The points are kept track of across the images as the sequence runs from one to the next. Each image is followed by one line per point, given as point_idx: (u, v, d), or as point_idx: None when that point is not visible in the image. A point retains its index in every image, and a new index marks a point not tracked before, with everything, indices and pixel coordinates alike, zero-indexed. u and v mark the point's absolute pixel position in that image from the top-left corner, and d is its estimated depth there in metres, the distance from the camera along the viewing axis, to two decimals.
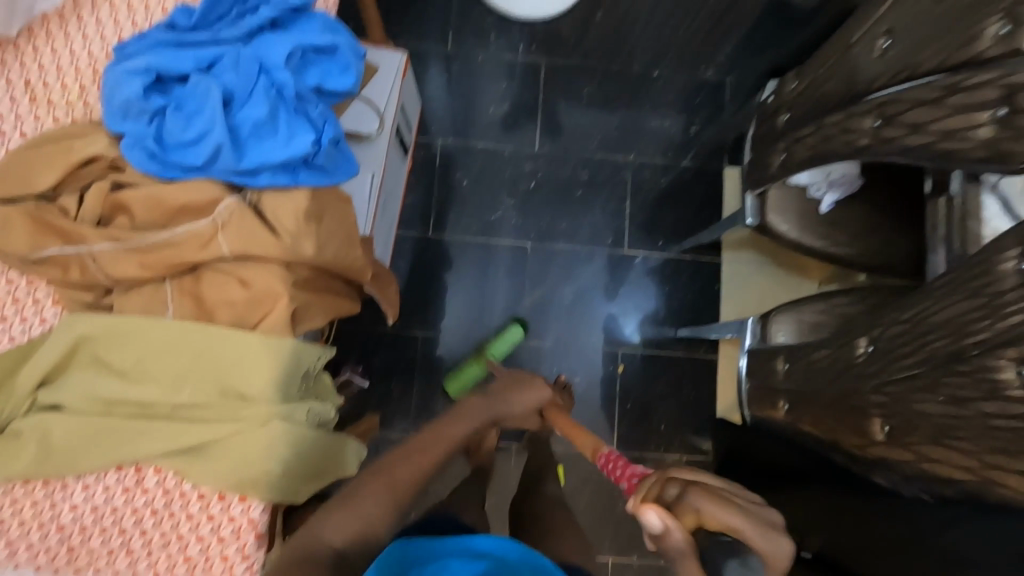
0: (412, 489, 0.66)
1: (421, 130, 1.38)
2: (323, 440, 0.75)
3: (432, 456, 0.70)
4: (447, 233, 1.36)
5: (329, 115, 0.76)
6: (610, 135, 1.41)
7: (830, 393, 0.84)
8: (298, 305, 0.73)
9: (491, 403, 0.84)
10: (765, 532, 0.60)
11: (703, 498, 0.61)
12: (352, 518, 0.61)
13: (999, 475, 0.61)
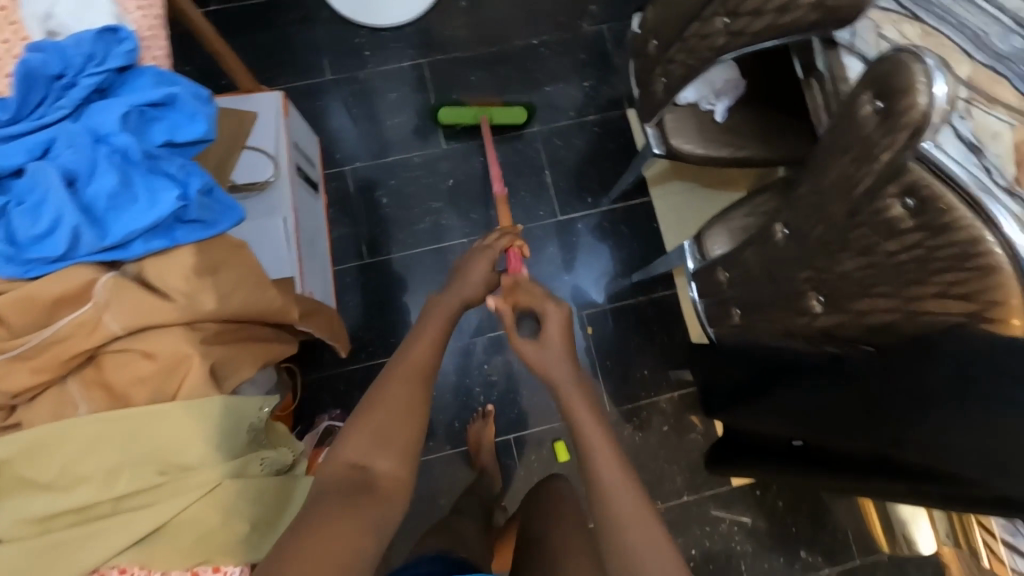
0: (420, 392, 0.72)
1: (328, 163, 1.46)
2: (287, 487, 0.75)
3: (420, 362, 0.75)
4: (384, 253, 1.43)
5: (188, 167, 0.76)
6: (513, 112, 1.50)
7: (771, 287, 0.76)
8: (216, 360, 0.73)
9: (454, 296, 0.89)
10: (547, 300, 0.83)
11: (531, 293, 0.85)
12: (364, 435, 0.68)
13: (922, 304, 0.55)
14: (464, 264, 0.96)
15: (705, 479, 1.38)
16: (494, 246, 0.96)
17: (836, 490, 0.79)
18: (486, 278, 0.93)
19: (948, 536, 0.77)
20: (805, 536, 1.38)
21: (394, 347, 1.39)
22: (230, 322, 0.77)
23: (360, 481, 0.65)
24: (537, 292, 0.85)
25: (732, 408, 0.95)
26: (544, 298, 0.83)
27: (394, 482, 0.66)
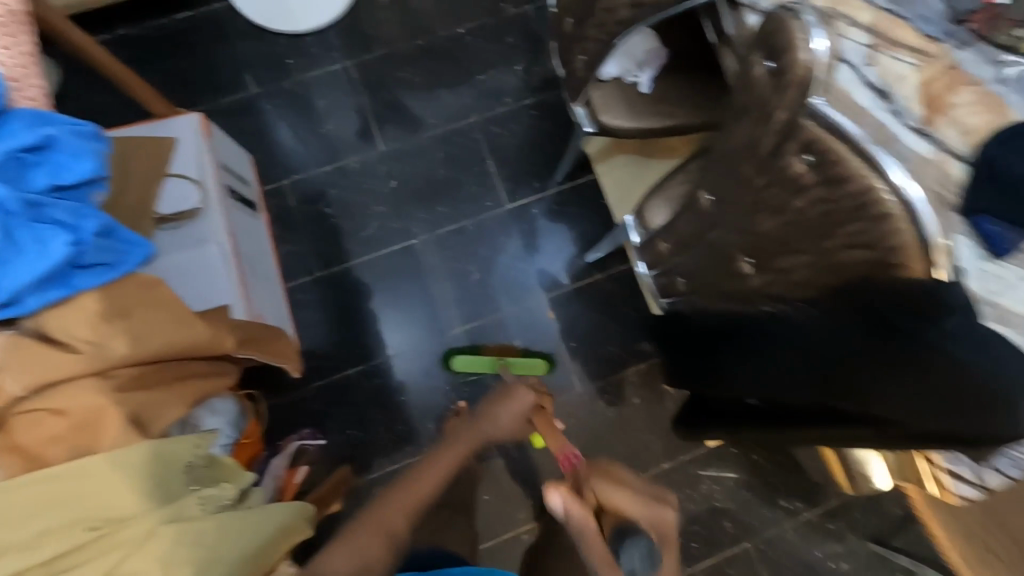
0: (401, 532, 0.80)
1: (265, 179, 1.42)
2: (239, 520, 0.69)
3: (427, 490, 0.85)
4: (335, 264, 1.40)
5: (81, 210, 0.69)
6: (448, 105, 1.48)
7: (709, 253, 0.78)
8: (136, 407, 0.69)
9: (480, 429, 0.95)
10: (648, 503, 0.73)
11: (621, 493, 0.74)
12: (343, 563, 0.73)
13: (845, 254, 0.56)
14: (497, 397, 1.00)
15: (682, 444, 1.41)
16: (532, 392, 0.98)
17: (791, 441, 0.81)
18: (517, 420, 0.97)
19: (897, 473, 0.80)
20: (784, 484, 1.42)
21: (358, 358, 1.37)
22: (150, 363, 0.72)
23: None
24: (622, 488, 0.75)
25: (687, 379, 0.96)
26: (644, 503, 0.73)
27: None
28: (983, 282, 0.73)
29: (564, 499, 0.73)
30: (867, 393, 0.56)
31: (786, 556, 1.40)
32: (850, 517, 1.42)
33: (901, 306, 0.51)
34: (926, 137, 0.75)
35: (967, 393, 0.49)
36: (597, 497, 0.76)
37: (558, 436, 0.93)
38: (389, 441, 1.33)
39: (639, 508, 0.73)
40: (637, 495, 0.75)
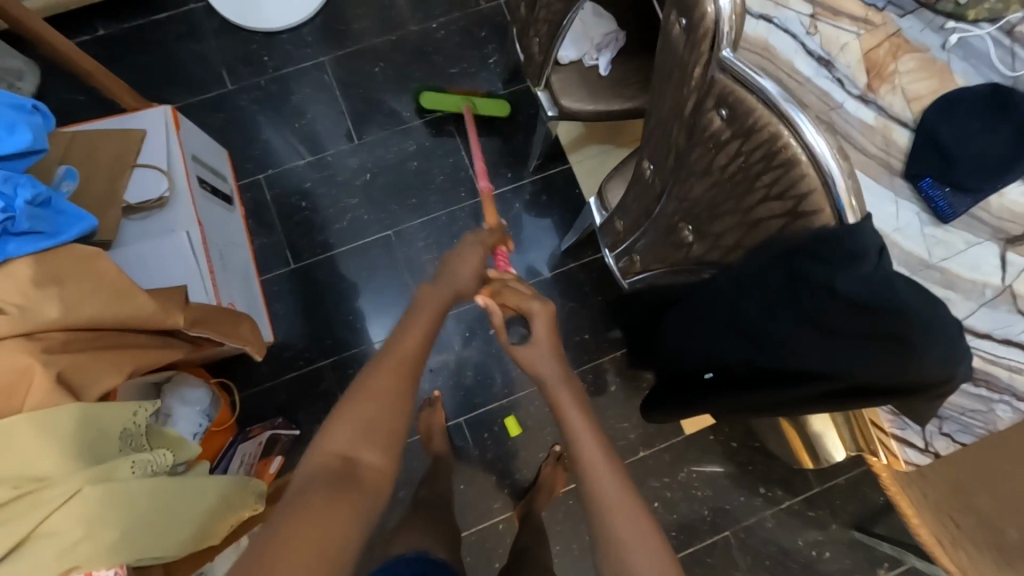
0: (411, 385, 0.67)
1: (240, 174, 1.44)
2: (166, 487, 0.69)
3: (415, 345, 0.70)
4: (309, 256, 1.42)
5: (16, 178, 0.70)
6: (420, 98, 1.49)
7: (658, 222, 0.78)
8: (64, 367, 0.67)
9: (444, 285, 0.79)
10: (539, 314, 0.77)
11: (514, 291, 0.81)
12: (351, 425, 0.63)
13: (763, 212, 0.54)
14: (450, 255, 0.85)
15: (658, 431, 1.40)
16: (479, 243, 0.86)
17: (752, 411, 0.81)
18: (476, 272, 0.83)
19: (852, 446, 0.80)
20: (763, 471, 1.40)
21: (332, 349, 1.38)
22: (88, 332, 0.72)
23: (346, 472, 0.60)
24: (527, 295, 0.79)
25: (648, 354, 0.96)
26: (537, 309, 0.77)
27: (379, 475, 0.62)
28: (930, 247, 0.73)
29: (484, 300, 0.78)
30: (789, 350, 0.56)
31: (766, 546, 1.38)
32: (831, 505, 1.40)
33: (805, 256, 0.49)
34: (868, 104, 0.75)
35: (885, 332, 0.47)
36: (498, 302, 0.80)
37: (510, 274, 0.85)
38: None
39: (538, 307, 0.77)
40: (562, 355, 0.75)
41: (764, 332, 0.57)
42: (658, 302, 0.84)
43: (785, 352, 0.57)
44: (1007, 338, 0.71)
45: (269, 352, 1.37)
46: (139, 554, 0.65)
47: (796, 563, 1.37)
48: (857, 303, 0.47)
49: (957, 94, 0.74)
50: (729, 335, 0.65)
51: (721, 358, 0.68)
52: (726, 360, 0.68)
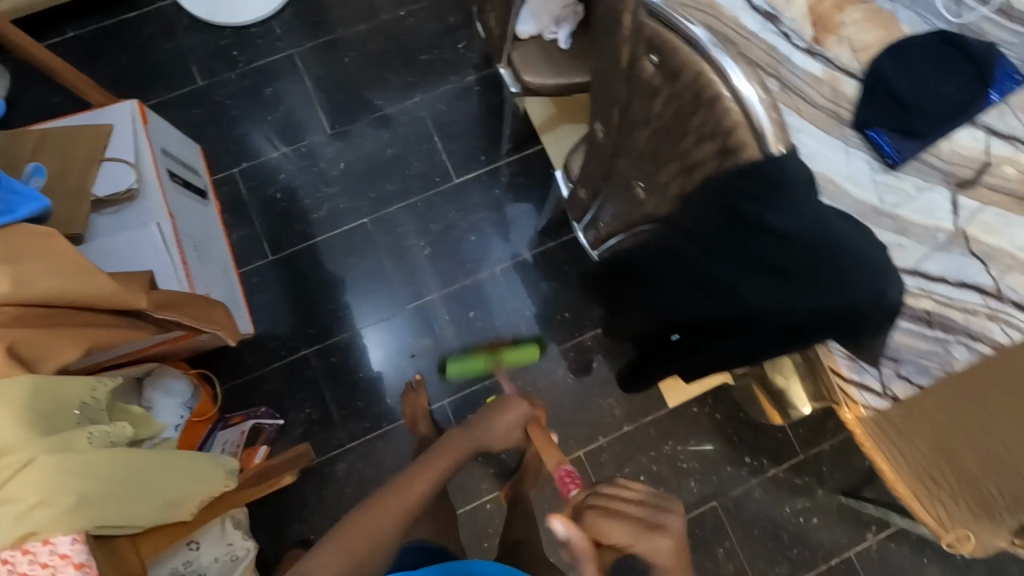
0: (395, 529, 0.78)
1: (215, 169, 1.45)
2: (125, 458, 0.72)
3: (415, 497, 0.82)
4: (287, 248, 1.43)
5: None
6: (392, 85, 1.50)
7: (615, 183, 0.78)
8: (13, 340, 0.67)
9: (472, 435, 0.90)
10: (640, 533, 0.63)
11: (615, 519, 0.64)
12: (330, 557, 0.74)
13: (698, 157, 0.54)
14: (496, 405, 0.92)
15: (642, 406, 1.41)
16: (526, 406, 0.91)
17: (716, 369, 0.82)
18: (508, 433, 0.92)
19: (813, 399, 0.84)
20: (750, 440, 1.41)
21: (314, 338, 1.39)
22: (43, 309, 0.72)
23: None
24: (630, 524, 0.63)
25: (621, 315, 0.97)
26: (638, 536, 0.63)
27: None
28: (881, 194, 0.73)
29: (570, 531, 0.62)
30: (733, 292, 0.57)
31: (756, 515, 1.38)
32: (819, 471, 1.40)
33: (738, 193, 0.50)
34: (815, 56, 0.76)
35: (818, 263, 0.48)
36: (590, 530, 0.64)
37: (550, 449, 0.86)
38: (349, 415, 1.36)
39: (647, 544, 0.63)
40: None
41: (711, 276, 0.58)
42: (622, 262, 0.85)
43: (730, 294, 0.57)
44: (962, 281, 0.72)
45: (251, 344, 1.38)
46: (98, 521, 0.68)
47: (786, 531, 1.38)
48: (789, 235, 0.48)
49: (905, 41, 0.75)
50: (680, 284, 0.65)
51: (674, 312, 0.69)
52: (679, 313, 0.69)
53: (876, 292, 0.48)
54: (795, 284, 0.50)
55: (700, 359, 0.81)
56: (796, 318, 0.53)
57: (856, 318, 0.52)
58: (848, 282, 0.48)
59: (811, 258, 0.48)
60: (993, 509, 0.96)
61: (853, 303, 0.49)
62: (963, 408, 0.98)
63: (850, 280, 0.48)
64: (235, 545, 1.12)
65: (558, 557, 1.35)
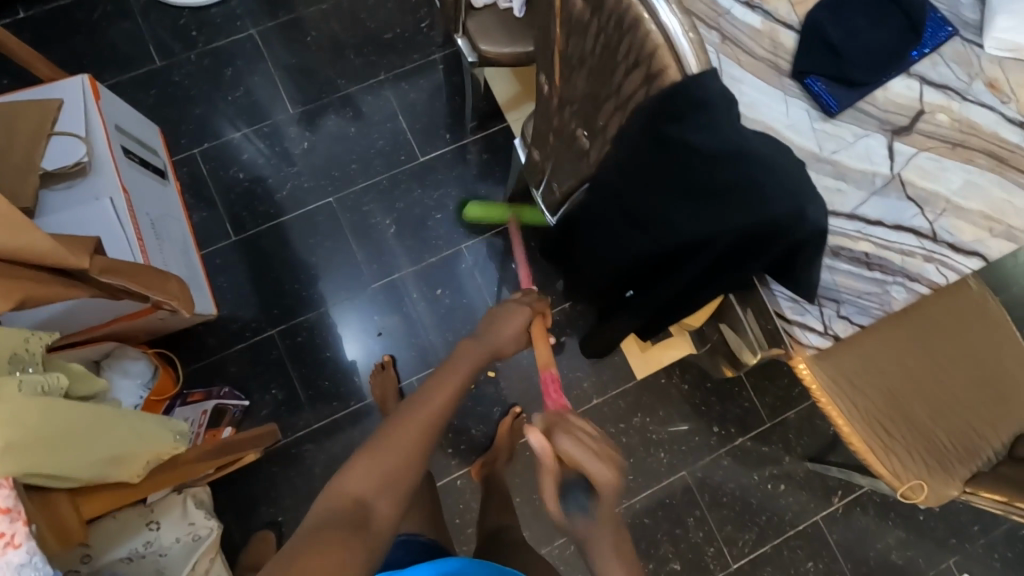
0: (437, 432, 0.70)
1: (175, 150, 1.43)
2: (66, 409, 0.64)
3: (447, 401, 0.73)
4: (250, 228, 1.41)
5: None
6: (355, 64, 1.50)
7: (561, 137, 0.79)
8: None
9: (484, 343, 0.83)
10: (600, 457, 0.63)
11: (584, 446, 0.64)
12: (370, 469, 0.64)
13: (628, 89, 0.55)
14: (496, 313, 0.89)
15: (611, 379, 1.42)
16: (529, 307, 0.89)
17: (674, 315, 0.84)
18: (519, 335, 0.87)
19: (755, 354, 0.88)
20: (716, 410, 1.43)
21: (279, 318, 1.38)
22: None
23: (358, 515, 0.61)
24: (591, 448, 0.64)
25: (579, 274, 0.98)
26: (599, 461, 0.63)
27: (390, 523, 0.63)
28: (820, 141, 0.75)
29: (544, 447, 0.63)
30: (668, 221, 0.58)
31: (723, 483, 1.40)
32: (785, 439, 1.43)
33: (660, 117, 0.51)
34: (754, 9, 0.77)
35: (736, 181, 0.49)
36: (558, 448, 0.64)
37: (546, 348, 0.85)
38: (316, 395, 1.35)
39: (600, 472, 0.63)
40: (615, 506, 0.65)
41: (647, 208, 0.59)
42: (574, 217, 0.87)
43: (665, 223, 0.59)
44: (899, 224, 0.74)
45: (214, 325, 1.36)
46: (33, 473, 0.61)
47: (754, 498, 1.40)
48: (707, 154, 0.50)
49: None
50: (623, 224, 0.67)
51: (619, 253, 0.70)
52: (623, 254, 0.70)
53: (791, 210, 0.49)
54: (718, 204, 0.52)
55: (661, 308, 0.83)
56: (724, 239, 0.55)
57: (781, 241, 0.53)
58: (764, 202, 0.50)
59: (728, 177, 0.49)
60: (942, 459, 1.01)
61: (772, 223, 0.51)
62: (912, 360, 1.00)
63: (766, 198, 0.49)
64: (198, 525, 1.09)
65: (530, 531, 1.36)
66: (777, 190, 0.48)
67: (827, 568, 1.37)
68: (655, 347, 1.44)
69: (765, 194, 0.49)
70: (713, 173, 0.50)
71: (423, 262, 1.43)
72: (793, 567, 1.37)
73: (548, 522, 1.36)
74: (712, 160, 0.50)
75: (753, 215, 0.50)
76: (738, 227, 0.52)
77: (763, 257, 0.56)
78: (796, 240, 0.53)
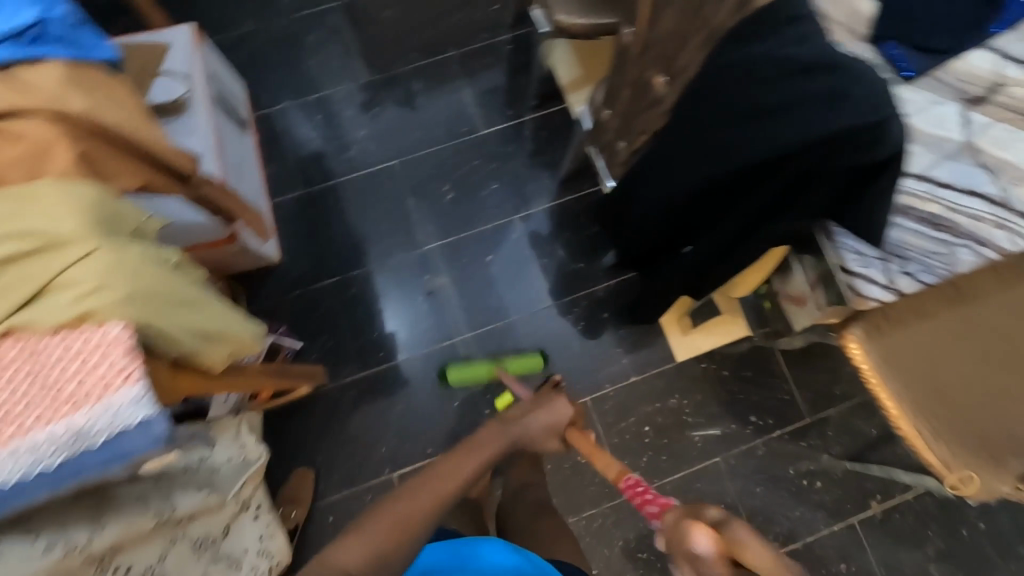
0: (416, 537, 0.66)
1: (254, 106, 1.53)
2: (169, 278, 0.66)
3: (418, 513, 0.68)
4: (317, 183, 1.49)
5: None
6: (426, 40, 1.58)
7: (631, 89, 0.84)
8: (86, 149, 0.66)
9: (512, 429, 0.80)
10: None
11: (758, 547, 0.57)
12: (358, 548, 0.64)
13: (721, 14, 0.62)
14: (534, 403, 0.85)
15: (650, 358, 1.43)
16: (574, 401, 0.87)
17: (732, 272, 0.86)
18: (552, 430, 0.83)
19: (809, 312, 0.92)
20: (753, 400, 1.42)
21: (335, 270, 1.45)
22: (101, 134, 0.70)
23: None
24: (772, 552, 0.57)
25: (629, 239, 1.00)
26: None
27: None
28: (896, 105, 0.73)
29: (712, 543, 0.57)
30: (743, 144, 0.63)
31: (757, 473, 1.39)
32: (823, 436, 1.40)
33: (741, 38, 0.60)
34: None
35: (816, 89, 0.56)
36: (728, 541, 0.58)
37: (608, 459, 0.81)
38: (363, 346, 1.40)
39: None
40: None
41: (723, 132, 0.65)
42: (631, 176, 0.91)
43: (739, 145, 0.64)
44: (972, 188, 0.75)
45: (275, 270, 1.43)
46: (161, 329, 0.62)
47: (787, 491, 1.38)
48: (790, 68, 0.57)
49: None
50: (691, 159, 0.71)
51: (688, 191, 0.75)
52: (688, 191, 0.75)
53: (867, 118, 0.54)
54: (791, 117, 0.58)
55: (715, 263, 0.86)
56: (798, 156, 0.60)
57: (854, 158, 0.59)
58: (840, 110, 0.55)
59: (809, 89, 0.56)
60: (996, 453, 0.96)
61: (846, 134, 0.56)
62: (965, 350, 1.00)
63: (843, 108, 0.55)
64: (249, 450, 1.15)
65: (558, 500, 1.36)
66: (851, 99, 0.55)
67: (859, 571, 1.34)
68: (698, 331, 1.44)
69: (843, 104, 0.55)
70: (796, 84, 0.57)
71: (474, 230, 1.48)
72: (824, 568, 1.34)
73: (576, 494, 1.37)
74: (796, 73, 0.56)
75: (830, 124, 0.55)
76: (814, 140, 0.57)
77: (835, 178, 0.61)
78: (872, 157, 0.58)
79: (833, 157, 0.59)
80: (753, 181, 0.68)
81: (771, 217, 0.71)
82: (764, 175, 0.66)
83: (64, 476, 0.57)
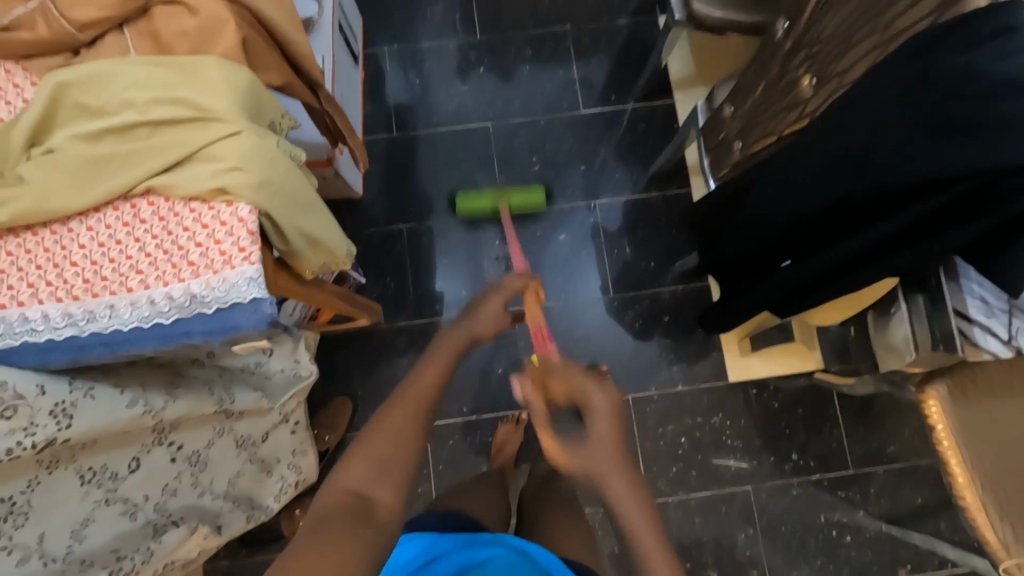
0: (420, 423, 0.63)
1: (367, 43, 1.56)
2: (295, 173, 0.71)
3: (426, 391, 0.65)
4: (410, 130, 1.51)
5: None
6: (546, 10, 1.57)
7: (769, 87, 0.83)
8: (249, 36, 0.73)
9: (466, 332, 0.75)
10: (609, 411, 0.59)
11: (564, 371, 0.63)
12: (365, 461, 0.59)
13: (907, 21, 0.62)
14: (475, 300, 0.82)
15: (701, 371, 1.40)
16: (510, 289, 0.82)
17: (824, 298, 0.82)
18: (499, 317, 0.80)
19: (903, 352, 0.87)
20: (798, 438, 1.37)
21: (411, 217, 1.47)
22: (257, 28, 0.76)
23: (356, 511, 0.56)
24: (575, 378, 0.62)
25: (719, 242, 0.96)
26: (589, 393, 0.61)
27: (393, 520, 0.57)
28: None
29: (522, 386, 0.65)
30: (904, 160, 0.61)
31: (786, 512, 1.34)
32: (864, 492, 1.35)
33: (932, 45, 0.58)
34: None
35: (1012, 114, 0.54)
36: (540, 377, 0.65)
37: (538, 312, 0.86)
38: (422, 295, 1.42)
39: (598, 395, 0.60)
40: (621, 435, 0.59)
41: (882, 146, 0.62)
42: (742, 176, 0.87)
43: (902, 160, 0.61)
44: None
45: (355, 205, 1.47)
46: (271, 217, 0.68)
47: (813, 538, 1.33)
48: (986, 83, 0.55)
49: None
50: (830, 168, 0.68)
51: (816, 201, 0.72)
52: (815, 200, 0.72)
53: None
54: (973, 139, 0.56)
55: (814, 286, 0.82)
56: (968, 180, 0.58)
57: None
58: None
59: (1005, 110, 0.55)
60: None
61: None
62: None
63: None
64: (301, 365, 1.12)
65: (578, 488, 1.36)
66: None
67: None
68: (757, 356, 1.40)
69: None
70: (989, 105, 0.55)
71: (552, 207, 1.47)
72: None
73: None
74: (993, 91, 0.55)
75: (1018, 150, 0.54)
76: (994, 161, 0.56)
77: (995, 214, 0.59)
78: None
79: (1004, 187, 0.57)
80: (896, 201, 0.65)
81: (904, 243, 0.68)
82: (910, 196, 0.64)
83: (176, 334, 0.66)
